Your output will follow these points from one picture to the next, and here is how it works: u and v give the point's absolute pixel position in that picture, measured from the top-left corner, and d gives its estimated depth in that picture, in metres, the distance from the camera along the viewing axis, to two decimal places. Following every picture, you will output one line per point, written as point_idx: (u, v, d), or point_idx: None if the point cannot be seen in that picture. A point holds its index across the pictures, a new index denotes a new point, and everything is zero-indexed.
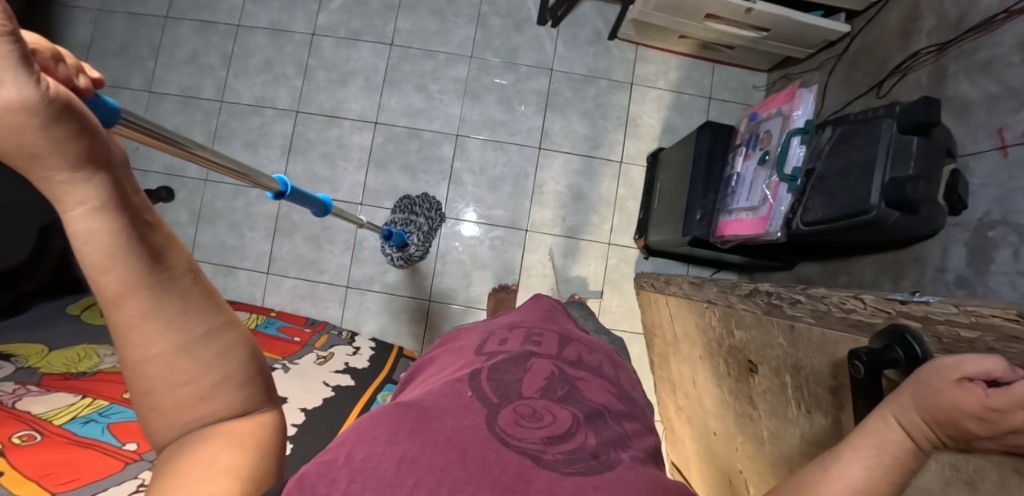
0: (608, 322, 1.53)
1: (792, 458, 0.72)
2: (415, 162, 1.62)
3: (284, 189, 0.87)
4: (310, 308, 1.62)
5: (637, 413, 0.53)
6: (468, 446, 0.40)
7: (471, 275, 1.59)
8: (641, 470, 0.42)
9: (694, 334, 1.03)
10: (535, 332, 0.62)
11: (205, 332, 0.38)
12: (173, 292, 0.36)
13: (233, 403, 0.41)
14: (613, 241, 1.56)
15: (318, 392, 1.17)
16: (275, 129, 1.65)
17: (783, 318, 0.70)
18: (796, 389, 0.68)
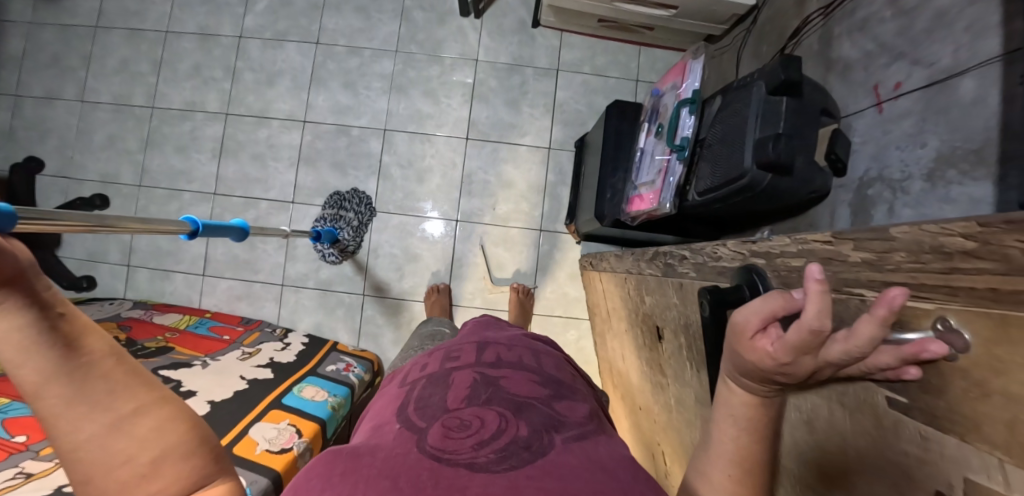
0: (542, 308, 1.56)
1: (691, 419, 0.76)
2: (345, 159, 1.61)
3: (196, 228, 0.86)
4: (247, 308, 1.58)
5: (570, 392, 0.50)
6: (398, 473, 0.36)
7: (404, 267, 1.57)
8: (577, 448, 0.40)
9: (618, 305, 1.11)
10: (452, 347, 0.58)
11: (134, 409, 0.39)
12: (95, 376, 0.37)
13: (184, 479, 0.41)
14: (544, 227, 1.58)
15: (230, 386, 1.20)
16: (206, 133, 1.64)
17: (675, 277, 0.78)
18: (688, 349, 0.74)
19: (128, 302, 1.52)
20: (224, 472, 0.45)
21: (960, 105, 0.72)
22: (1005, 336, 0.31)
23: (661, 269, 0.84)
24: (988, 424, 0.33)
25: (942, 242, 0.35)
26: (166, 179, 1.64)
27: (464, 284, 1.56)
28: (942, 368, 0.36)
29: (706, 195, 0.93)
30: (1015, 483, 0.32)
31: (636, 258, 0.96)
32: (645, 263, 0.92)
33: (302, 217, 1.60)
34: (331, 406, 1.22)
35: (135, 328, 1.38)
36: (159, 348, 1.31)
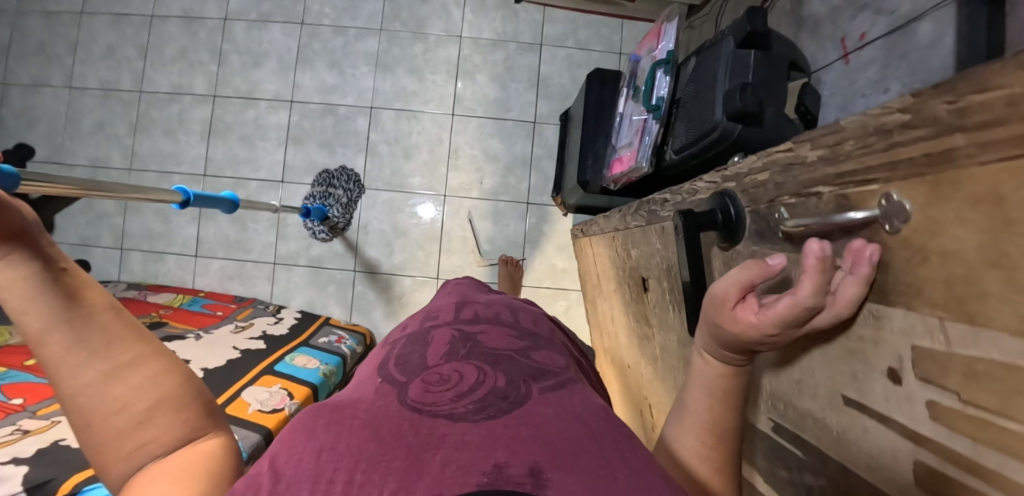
0: (532, 280, 1.58)
1: (675, 365, 0.76)
2: (332, 137, 1.60)
3: (187, 197, 0.93)
4: (240, 287, 1.58)
5: (545, 344, 0.53)
6: (380, 422, 0.37)
7: (393, 243, 1.58)
8: (551, 397, 0.42)
9: (607, 270, 1.14)
10: (432, 310, 0.61)
11: (130, 359, 0.39)
12: (94, 324, 0.38)
13: (179, 431, 0.40)
14: (532, 201, 1.59)
15: (223, 354, 1.22)
16: (193, 116, 1.61)
17: (657, 223, 0.78)
18: (671, 293, 0.74)
19: (122, 284, 1.53)
20: (220, 429, 0.44)
21: (919, 49, 0.68)
22: (937, 194, 0.29)
23: (647, 218, 0.84)
24: (928, 287, 0.30)
25: (884, 120, 0.32)
26: (155, 161, 1.62)
27: (454, 258, 1.57)
28: (886, 245, 0.33)
29: (684, 152, 0.81)
30: (954, 340, 0.29)
31: (622, 215, 0.99)
32: (631, 217, 0.92)
33: (291, 196, 1.60)
34: (323, 374, 1.25)
35: (129, 306, 1.39)
36: (152, 322, 1.32)
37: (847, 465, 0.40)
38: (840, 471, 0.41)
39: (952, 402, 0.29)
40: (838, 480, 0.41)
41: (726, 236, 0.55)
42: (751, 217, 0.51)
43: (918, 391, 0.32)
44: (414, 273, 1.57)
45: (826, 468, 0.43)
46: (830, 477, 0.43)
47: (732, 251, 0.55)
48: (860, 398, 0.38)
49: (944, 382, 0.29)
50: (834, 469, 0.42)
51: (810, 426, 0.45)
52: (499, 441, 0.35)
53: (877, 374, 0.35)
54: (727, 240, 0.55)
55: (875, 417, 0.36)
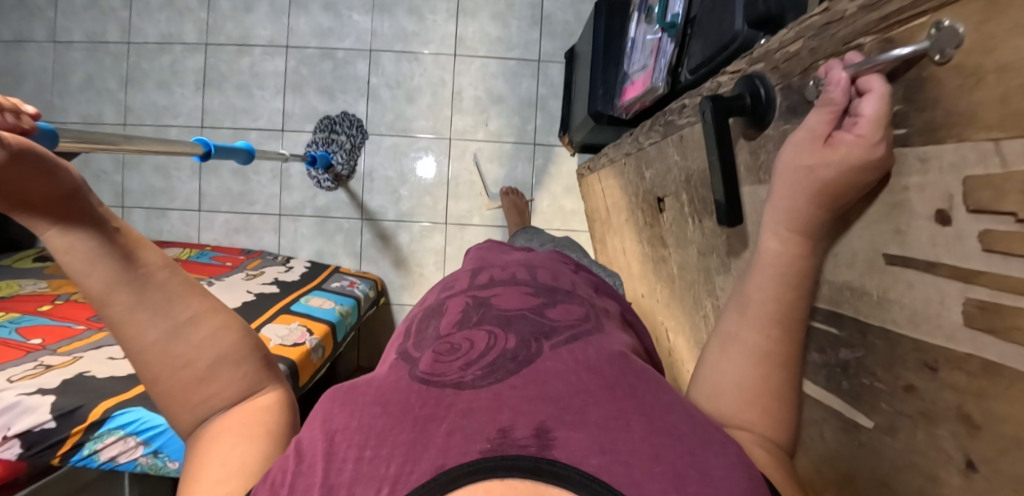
0: (541, 223, 1.55)
1: (695, 280, 0.72)
2: (331, 83, 1.54)
3: (207, 148, 0.91)
4: (246, 241, 1.58)
5: (565, 298, 0.50)
6: (389, 398, 0.35)
7: (399, 190, 1.55)
8: (563, 352, 0.39)
9: (620, 201, 1.11)
10: (450, 280, 0.58)
11: (189, 318, 0.42)
12: (152, 285, 0.41)
13: (240, 384, 0.43)
14: (538, 141, 1.53)
15: (238, 296, 1.25)
16: (186, 66, 1.57)
17: (675, 132, 0.73)
18: (691, 204, 0.70)
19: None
20: (276, 381, 0.47)
21: None
22: (996, 8, 0.25)
23: (663, 131, 0.78)
24: (983, 110, 0.27)
25: None
26: (150, 114, 1.59)
27: (461, 203, 1.55)
28: (937, 78, 0.30)
29: (699, 71, 0.74)
30: (1012, 158, 0.25)
31: (635, 138, 0.94)
32: (644, 136, 0.89)
33: (294, 145, 1.56)
34: (340, 313, 1.28)
35: None
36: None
37: (889, 326, 0.35)
38: (878, 336, 0.36)
39: (1008, 225, 0.26)
40: (876, 346, 0.37)
41: (753, 122, 0.50)
42: (782, 94, 0.47)
43: (969, 225, 0.28)
44: (422, 219, 1.56)
45: (864, 339, 0.38)
46: (867, 344, 0.38)
47: (759, 137, 0.50)
48: (904, 251, 0.33)
49: (998, 206, 0.26)
50: (872, 336, 0.37)
51: (847, 298, 0.40)
52: (505, 404, 0.33)
53: (923, 221, 0.31)
54: (755, 125, 0.50)
55: (921, 267, 0.32)
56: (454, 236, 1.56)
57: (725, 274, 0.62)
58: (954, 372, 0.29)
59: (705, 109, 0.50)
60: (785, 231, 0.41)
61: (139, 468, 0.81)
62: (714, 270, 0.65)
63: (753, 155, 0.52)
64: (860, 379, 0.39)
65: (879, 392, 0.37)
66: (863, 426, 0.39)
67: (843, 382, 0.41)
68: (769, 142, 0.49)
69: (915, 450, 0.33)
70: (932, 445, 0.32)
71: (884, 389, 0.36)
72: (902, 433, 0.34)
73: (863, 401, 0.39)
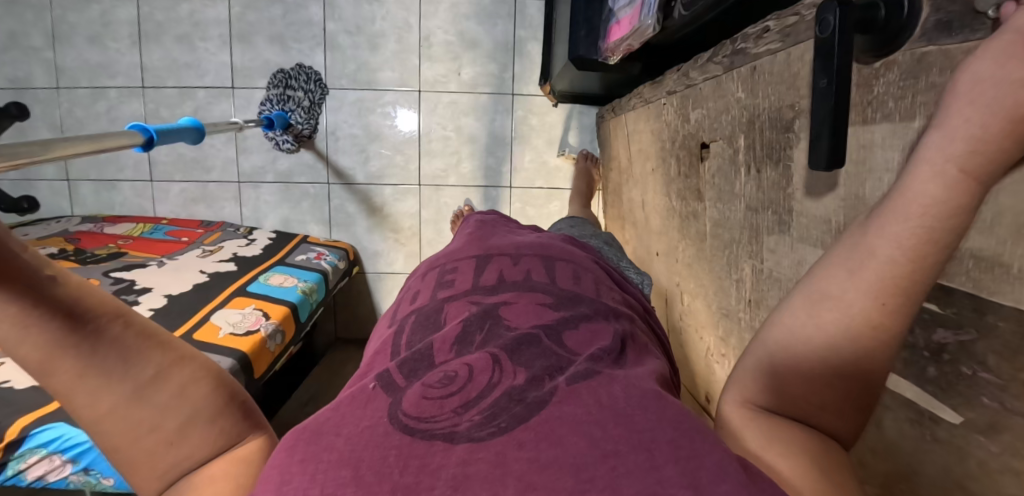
0: (523, 181, 1.45)
1: (736, 238, 0.65)
2: (283, 31, 1.38)
3: (150, 136, 0.77)
4: (206, 211, 1.46)
5: (588, 314, 0.41)
6: (360, 455, 0.26)
7: (368, 149, 1.43)
8: (581, 388, 0.30)
9: (647, 148, 1.00)
10: (447, 269, 0.51)
11: (154, 374, 0.34)
12: (105, 341, 0.32)
13: (215, 444, 0.37)
14: (516, 92, 1.40)
15: (189, 279, 1.15)
16: (118, 17, 1.38)
17: (745, 63, 0.58)
18: (748, 151, 0.60)
19: (76, 218, 1.41)
20: (260, 428, 0.40)
21: None
22: None
23: (723, 65, 0.64)
24: None
25: None
26: (84, 74, 1.41)
27: (434, 162, 1.44)
28: None
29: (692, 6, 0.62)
30: None
31: (682, 72, 0.78)
32: (695, 71, 0.72)
33: (247, 104, 1.42)
34: (302, 291, 1.18)
35: (86, 239, 1.28)
36: (111, 253, 1.23)
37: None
38: (1003, 318, 0.29)
39: None
40: (999, 330, 0.29)
41: (885, 44, 0.36)
42: (928, 6, 0.32)
43: None
44: (394, 181, 1.45)
45: (981, 320, 0.31)
46: (983, 327, 0.31)
47: (880, 64, 0.37)
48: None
49: None
50: (993, 316, 0.30)
51: (969, 270, 0.31)
52: (509, 471, 0.24)
53: None
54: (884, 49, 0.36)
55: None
56: (429, 198, 1.46)
57: (777, 234, 0.55)
58: None
59: (827, 16, 0.35)
60: (956, 170, 0.28)
61: (72, 484, 0.74)
62: (763, 228, 0.58)
63: (861, 88, 0.40)
64: (958, 367, 0.33)
65: (984, 384, 0.31)
66: (946, 421, 0.34)
67: (929, 367, 0.35)
68: (895, 70, 0.36)
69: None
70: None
71: (995, 382, 0.30)
72: (1008, 435, 0.29)
73: (957, 393, 0.33)
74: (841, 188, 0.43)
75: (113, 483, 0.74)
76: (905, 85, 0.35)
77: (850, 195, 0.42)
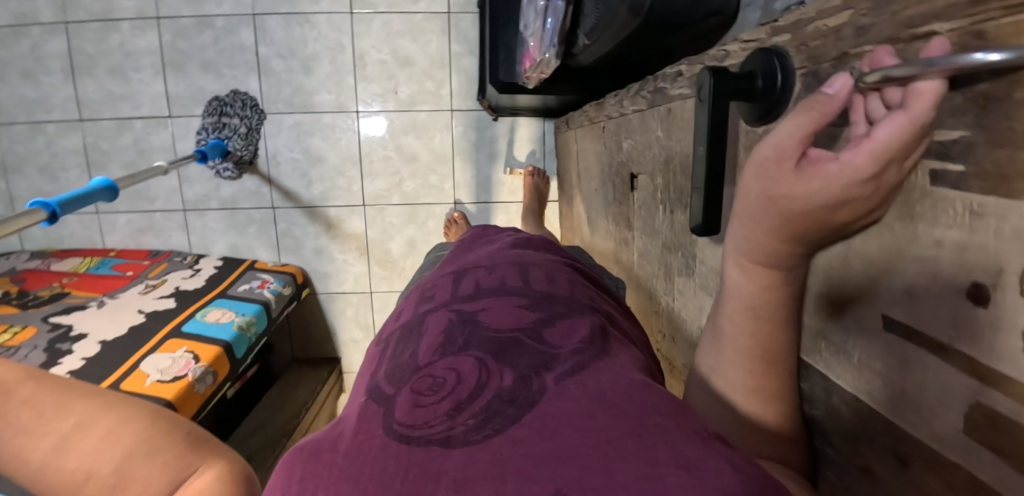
0: (465, 196, 1.48)
1: (654, 273, 0.72)
2: (215, 58, 1.34)
3: (52, 210, 0.74)
4: (156, 241, 1.43)
5: (563, 311, 0.42)
6: (361, 469, 0.28)
7: (309, 174, 1.41)
8: (569, 385, 0.31)
9: (591, 167, 1.06)
10: (428, 286, 0.52)
11: (76, 425, 0.40)
12: (23, 409, 0.39)
13: (160, 473, 0.39)
14: (455, 108, 1.43)
15: (125, 322, 1.08)
16: (49, 50, 1.32)
17: (664, 103, 0.63)
18: (665, 190, 0.65)
19: (25, 254, 1.35)
20: (211, 456, 0.42)
21: None
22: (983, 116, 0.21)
23: (648, 100, 0.69)
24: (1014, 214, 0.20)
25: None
26: (21, 109, 1.35)
27: (376, 182, 1.43)
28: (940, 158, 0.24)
29: (596, 35, 0.71)
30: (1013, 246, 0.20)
31: (617, 100, 0.83)
32: (628, 100, 0.77)
33: (185, 133, 1.37)
34: (238, 327, 1.13)
35: (31, 279, 1.22)
36: (53, 295, 1.16)
37: (864, 400, 0.31)
38: (844, 403, 0.33)
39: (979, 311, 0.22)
40: (840, 412, 0.34)
41: (761, 112, 0.40)
42: (801, 82, 0.35)
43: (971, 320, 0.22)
44: (338, 203, 1.43)
45: (830, 400, 0.35)
46: (829, 408, 0.35)
47: (762, 130, 0.41)
48: (908, 320, 0.26)
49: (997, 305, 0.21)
50: (838, 399, 0.34)
51: (821, 350, 0.36)
52: (507, 468, 0.25)
53: (933, 289, 0.24)
54: (758, 115, 0.40)
55: (926, 346, 0.25)
56: (373, 218, 1.45)
57: (685, 276, 0.61)
58: (929, 476, 0.26)
59: (704, 79, 0.38)
60: (755, 265, 0.35)
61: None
62: (674, 269, 0.64)
63: (751, 150, 0.43)
64: (813, 440, 0.37)
65: (829, 460, 0.35)
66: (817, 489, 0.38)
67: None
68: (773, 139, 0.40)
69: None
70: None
71: (837, 463, 0.34)
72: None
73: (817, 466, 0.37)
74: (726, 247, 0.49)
75: None
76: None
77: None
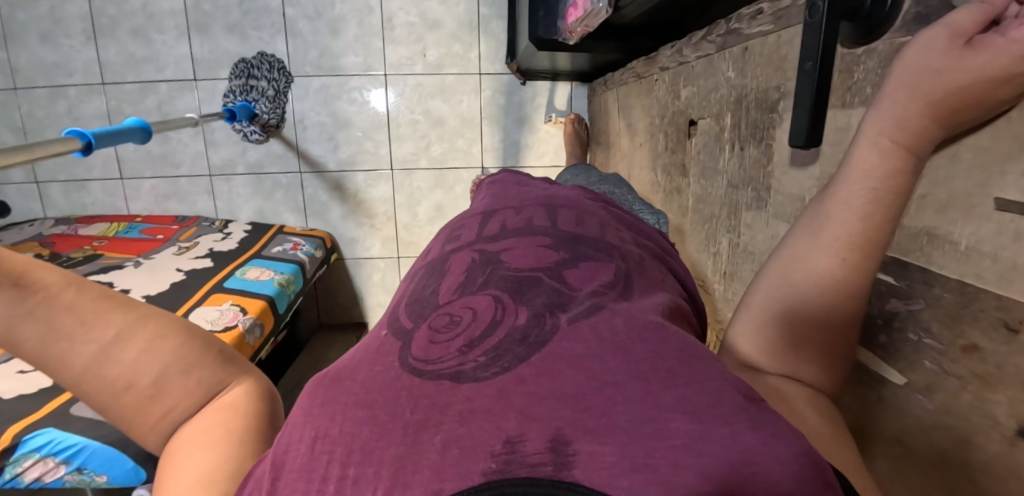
0: (494, 159, 1.47)
1: (715, 214, 0.71)
2: (241, 19, 1.35)
3: (88, 139, 0.75)
4: (180, 206, 1.49)
5: (589, 254, 0.42)
6: (375, 397, 0.29)
7: (336, 136, 1.43)
8: (583, 328, 0.31)
9: (637, 122, 1.03)
10: (456, 226, 0.52)
11: (116, 334, 0.35)
12: (58, 309, 0.33)
13: (198, 393, 0.38)
14: (483, 71, 1.40)
15: (166, 279, 1.14)
16: (69, 12, 1.35)
17: (737, 44, 0.60)
18: (733, 129, 0.64)
19: (49, 220, 1.43)
20: (243, 375, 0.41)
21: None
22: None
23: (716, 44, 0.65)
24: None
25: None
26: (41, 73, 1.39)
27: (404, 145, 1.44)
28: None
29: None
30: None
31: (675, 49, 0.79)
32: (688, 48, 0.74)
33: (210, 96, 1.40)
34: (279, 284, 1.18)
35: (60, 243, 1.29)
36: (87, 256, 1.23)
37: (970, 280, 0.34)
38: (948, 289, 0.36)
39: None
40: (943, 300, 0.36)
41: (868, 32, 0.41)
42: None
43: None
44: (365, 167, 1.45)
45: (929, 291, 0.38)
46: (930, 297, 0.38)
47: (862, 51, 0.42)
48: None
49: None
50: (940, 289, 0.37)
51: (921, 246, 0.38)
52: (511, 405, 0.26)
53: None
54: (864, 35, 0.41)
55: None
56: (401, 182, 1.47)
57: (755, 210, 0.60)
58: None
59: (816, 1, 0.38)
60: (890, 141, 0.36)
61: (69, 484, 0.72)
62: (742, 204, 0.63)
63: (843, 73, 0.45)
64: (905, 333, 0.40)
65: (926, 349, 0.38)
66: (891, 381, 0.42)
67: (880, 334, 0.43)
68: (873, 59, 0.41)
69: (953, 412, 0.35)
70: (979, 409, 0.33)
71: (936, 348, 0.37)
72: (941, 394, 0.36)
73: (902, 357, 0.41)
74: (816, 167, 0.49)
75: (109, 479, 0.71)
76: (882, 71, 0.40)
77: (824, 174, 0.48)
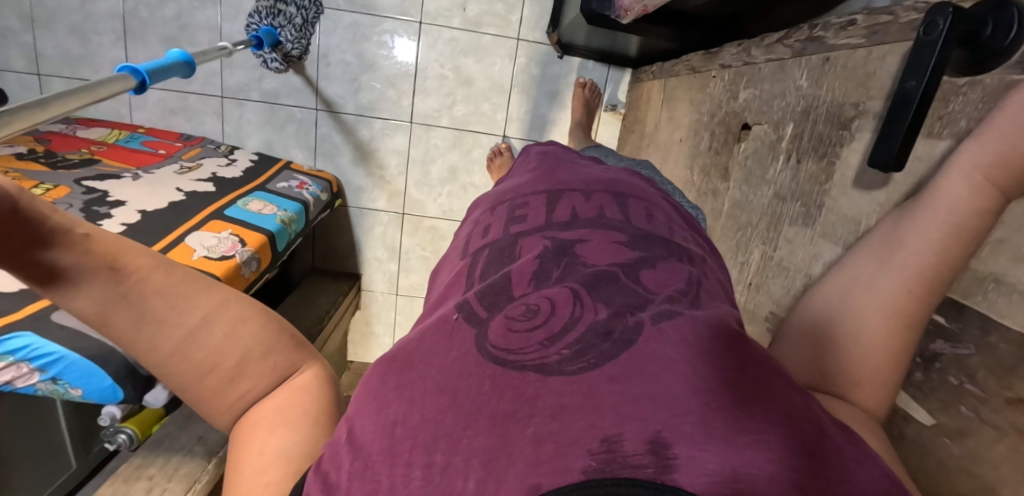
0: (518, 132, 1.42)
1: (753, 222, 0.67)
2: None
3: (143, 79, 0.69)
4: (185, 124, 1.43)
5: (666, 256, 0.38)
6: (456, 384, 0.28)
7: (360, 79, 1.36)
8: (668, 330, 0.29)
9: (681, 117, 0.98)
10: (517, 204, 0.48)
11: (200, 319, 0.36)
12: (149, 293, 0.34)
13: (271, 377, 0.39)
14: (522, 37, 1.34)
15: (166, 196, 1.09)
16: None
17: (818, 52, 0.55)
18: (793, 141, 0.59)
19: None
20: (311, 359, 0.43)
21: None
22: None
23: (792, 49, 0.61)
24: None
25: None
26: None
27: (428, 100, 1.38)
28: None
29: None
30: None
31: (742, 48, 0.74)
32: (758, 48, 0.69)
33: (233, 14, 1.32)
34: (281, 220, 1.14)
35: (57, 141, 1.23)
36: (83, 160, 1.17)
37: None
38: (1005, 339, 0.32)
39: None
40: (996, 350, 0.33)
41: (974, 64, 0.35)
42: None
43: None
44: (385, 115, 1.39)
45: (983, 338, 0.34)
46: (983, 344, 0.34)
47: (965, 82, 0.37)
48: None
49: None
50: (996, 337, 0.33)
51: (985, 291, 0.34)
52: (603, 403, 0.24)
53: None
54: (971, 65, 0.35)
55: None
56: (419, 136, 1.41)
57: (799, 226, 0.57)
58: None
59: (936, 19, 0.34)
60: (983, 176, 0.32)
61: (40, 392, 0.69)
62: (786, 218, 0.59)
63: (938, 101, 0.39)
64: (945, 375, 0.36)
65: (965, 394, 0.34)
66: (917, 421, 0.38)
67: (916, 371, 0.39)
68: (976, 92, 0.36)
69: (981, 463, 0.32)
70: (1012, 463, 0.30)
71: (977, 394, 0.33)
72: (972, 440, 0.33)
73: (935, 398, 0.37)
74: (881, 193, 0.45)
75: (83, 394, 0.69)
76: (985, 107, 0.35)
77: (888, 201, 0.44)
